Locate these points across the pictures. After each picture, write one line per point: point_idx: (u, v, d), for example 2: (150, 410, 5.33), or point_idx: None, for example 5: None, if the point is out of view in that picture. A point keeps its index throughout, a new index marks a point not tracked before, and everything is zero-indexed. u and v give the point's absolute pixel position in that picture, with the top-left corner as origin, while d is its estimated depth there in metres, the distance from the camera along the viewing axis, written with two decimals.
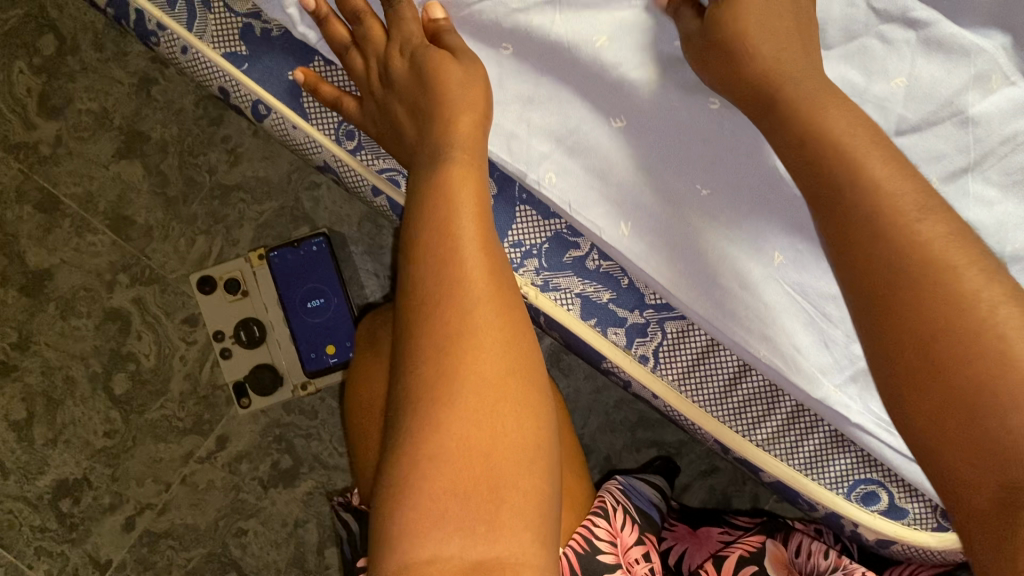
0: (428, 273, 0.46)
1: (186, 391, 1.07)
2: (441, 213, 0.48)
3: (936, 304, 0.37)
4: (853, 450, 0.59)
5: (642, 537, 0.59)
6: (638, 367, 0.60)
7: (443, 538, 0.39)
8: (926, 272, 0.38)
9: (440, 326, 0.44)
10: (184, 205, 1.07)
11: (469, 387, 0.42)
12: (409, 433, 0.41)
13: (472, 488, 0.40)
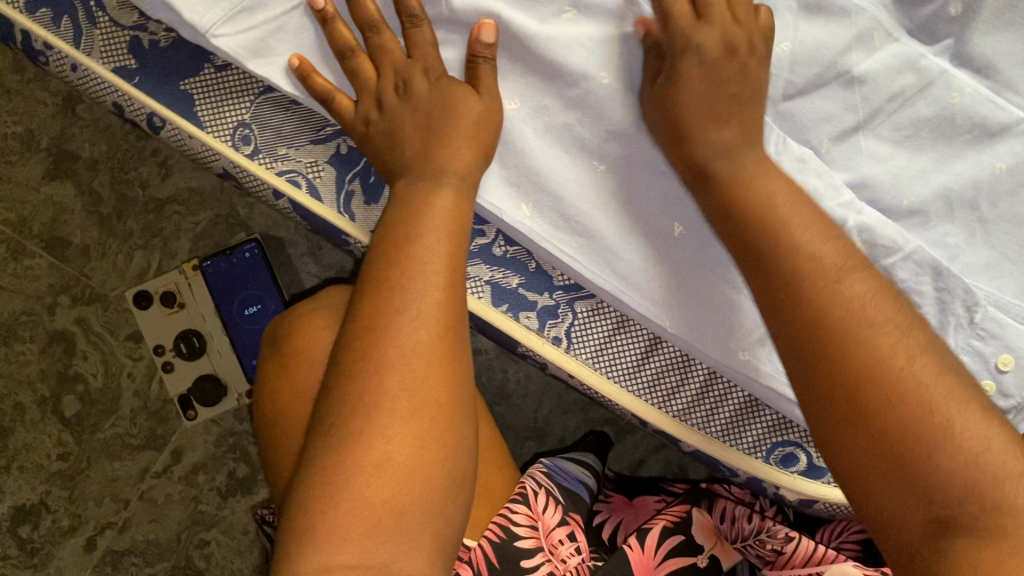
0: (377, 281, 0.48)
1: (137, 408, 1.07)
2: (411, 235, 0.50)
3: (839, 324, 0.45)
4: (769, 412, 0.60)
5: (566, 517, 0.60)
6: (551, 350, 0.60)
7: (342, 548, 0.41)
8: (824, 295, 0.46)
9: (396, 344, 0.46)
10: (120, 221, 1.06)
11: (406, 406, 0.45)
12: (341, 441, 0.44)
13: (390, 507, 0.43)
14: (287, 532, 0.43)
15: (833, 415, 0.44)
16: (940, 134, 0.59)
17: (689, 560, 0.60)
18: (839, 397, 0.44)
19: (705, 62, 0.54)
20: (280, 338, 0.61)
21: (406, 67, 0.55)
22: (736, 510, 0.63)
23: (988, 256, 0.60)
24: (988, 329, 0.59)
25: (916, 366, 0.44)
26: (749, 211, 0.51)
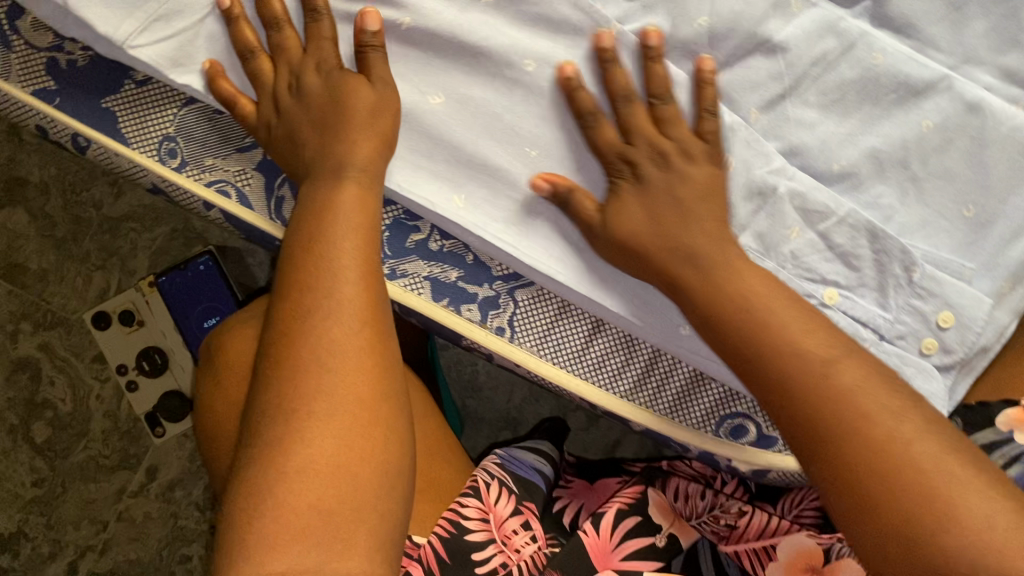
0: (302, 286, 0.49)
1: (108, 429, 1.06)
2: (321, 240, 0.51)
3: (831, 404, 0.46)
4: (715, 385, 0.60)
5: (520, 507, 0.60)
6: (495, 340, 0.60)
7: (274, 556, 0.41)
8: (811, 372, 0.47)
9: (314, 349, 0.47)
10: (76, 243, 1.06)
11: (328, 407, 0.45)
12: (268, 448, 0.44)
13: (320, 511, 0.43)
14: (222, 549, 0.43)
15: (838, 497, 0.45)
16: (866, 96, 0.60)
17: (647, 540, 0.62)
18: (843, 480, 0.45)
19: (642, 185, 0.55)
20: (224, 354, 0.61)
21: (305, 63, 0.56)
22: (688, 490, 0.68)
23: (924, 214, 0.60)
24: (928, 288, 0.59)
25: (914, 445, 0.44)
26: (726, 302, 0.51)
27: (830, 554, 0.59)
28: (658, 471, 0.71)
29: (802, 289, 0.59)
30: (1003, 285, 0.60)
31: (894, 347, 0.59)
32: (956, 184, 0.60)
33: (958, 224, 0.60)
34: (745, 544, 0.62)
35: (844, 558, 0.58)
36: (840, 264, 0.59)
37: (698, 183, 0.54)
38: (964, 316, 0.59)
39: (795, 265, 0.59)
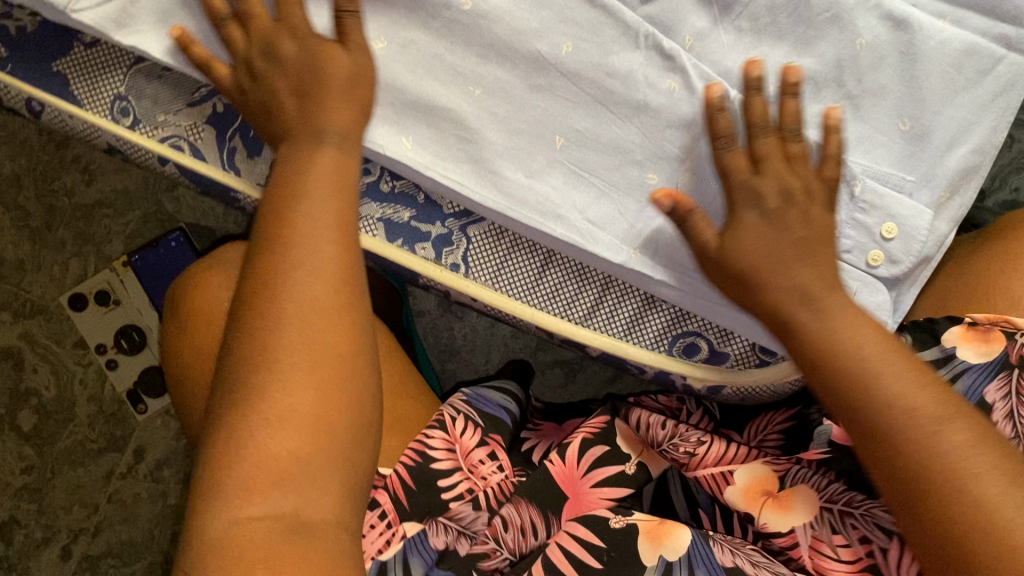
0: (273, 234, 0.49)
1: (93, 413, 1.07)
2: (296, 190, 0.50)
3: (936, 462, 0.43)
4: (665, 306, 0.62)
5: (487, 439, 0.66)
6: (450, 276, 0.61)
7: (253, 500, 0.42)
8: (917, 423, 0.44)
9: (292, 296, 0.46)
10: (50, 232, 1.07)
11: (306, 359, 0.45)
12: (242, 392, 0.45)
13: (298, 458, 0.44)
14: (198, 485, 0.43)
15: (937, 551, 0.43)
16: (798, 19, 0.60)
17: (618, 468, 0.64)
18: (943, 535, 0.42)
19: (767, 213, 0.53)
20: (199, 307, 0.64)
21: (250, 18, 0.57)
22: (651, 419, 0.66)
23: (861, 131, 0.60)
24: (869, 202, 0.59)
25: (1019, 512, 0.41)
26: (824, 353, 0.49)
27: (786, 480, 0.59)
28: (620, 404, 0.70)
29: None
30: (943, 196, 0.60)
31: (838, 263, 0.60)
32: (892, 100, 0.60)
33: (896, 138, 0.60)
34: (704, 471, 0.62)
35: (799, 482, 0.59)
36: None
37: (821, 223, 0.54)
38: (904, 226, 0.59)
39: None
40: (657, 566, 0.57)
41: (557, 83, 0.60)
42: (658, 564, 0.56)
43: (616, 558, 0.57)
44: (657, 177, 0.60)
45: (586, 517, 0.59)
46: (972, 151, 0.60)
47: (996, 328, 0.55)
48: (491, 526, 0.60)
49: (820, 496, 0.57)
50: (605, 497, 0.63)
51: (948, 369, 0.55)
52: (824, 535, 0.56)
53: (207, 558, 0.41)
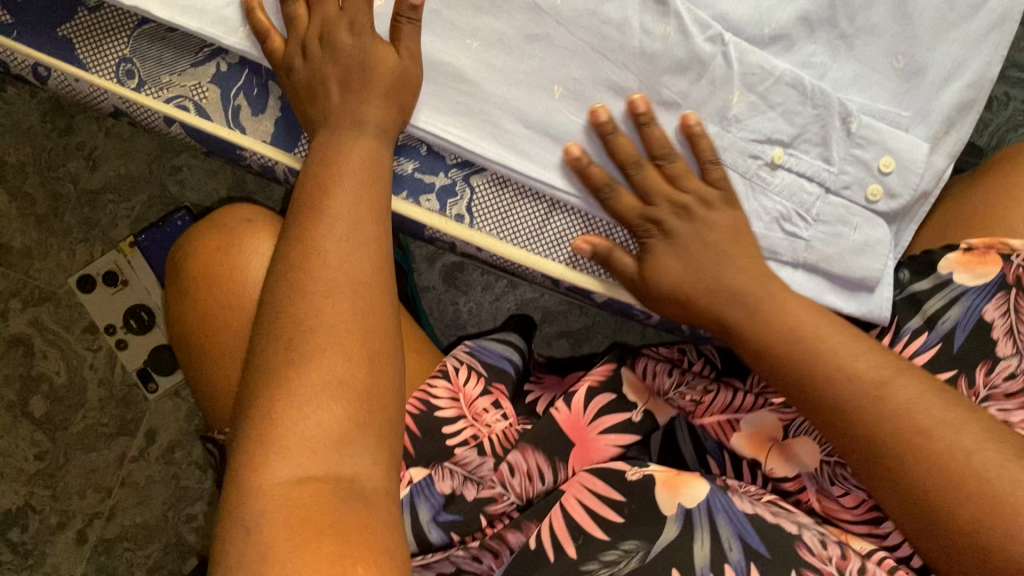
0: (303, 221, 0.51)
1: (104, 398, 1.08)
2: (327, 182, 0.53)
3: (884, 424, 0.50)
4: None
5: (490, 387, 0.67)
6: (455, 227, 0.62)
7: (307, 459, 0.43)
8: (862, 392, 0.51)
9: (329, 276, 0.49)
10: (57, 219, 1.08)
11: (344, 331, 0.47)
12: (280, 364, 0.46)
13: (348, 423, 0.45)
14: (243, 448, 0.44)
15: (910, 504, 0.49)
16: None
17: (624, 416, 0.64)
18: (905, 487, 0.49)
19: (674, 236, 0.58)
20: (197, 270, 0.64)
21: None
22: (654, 367, 0.68)
23: (856, 69, 0.61)
24: (867, 138, 0.60)
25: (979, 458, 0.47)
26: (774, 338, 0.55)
27: (788, 430, 0.62)
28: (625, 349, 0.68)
29: (749, 151, 0.60)
30: (939, 130, 0.61)
31: (840, 199, 0.61)
32: (884, 38, 0.61)
33: (891, 76, 0.61)
34: (710, 417, 0.65)
35: (801, 435, 0.62)
36: (782, 122, 0.60)
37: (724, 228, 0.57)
38: (902, 159, 0.60)
39: (740, 128, 0.61)
40: (676, 514, 0.56)
41: (554, 33, 0.61)
42: (677, 512, 0.56)
43: (637, 509, 0.57)
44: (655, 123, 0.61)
45: (600, 471, 0.60)
46: (967, 85, 0.61)
47: (993, 251, 0.57)
48: (498, 472, 0.61)
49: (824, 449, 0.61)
50: (615, 443, 0.63)
51: (935, 300, 0.58)
52: (825, 487, 0.60)
53: (264, 510, 0.41)
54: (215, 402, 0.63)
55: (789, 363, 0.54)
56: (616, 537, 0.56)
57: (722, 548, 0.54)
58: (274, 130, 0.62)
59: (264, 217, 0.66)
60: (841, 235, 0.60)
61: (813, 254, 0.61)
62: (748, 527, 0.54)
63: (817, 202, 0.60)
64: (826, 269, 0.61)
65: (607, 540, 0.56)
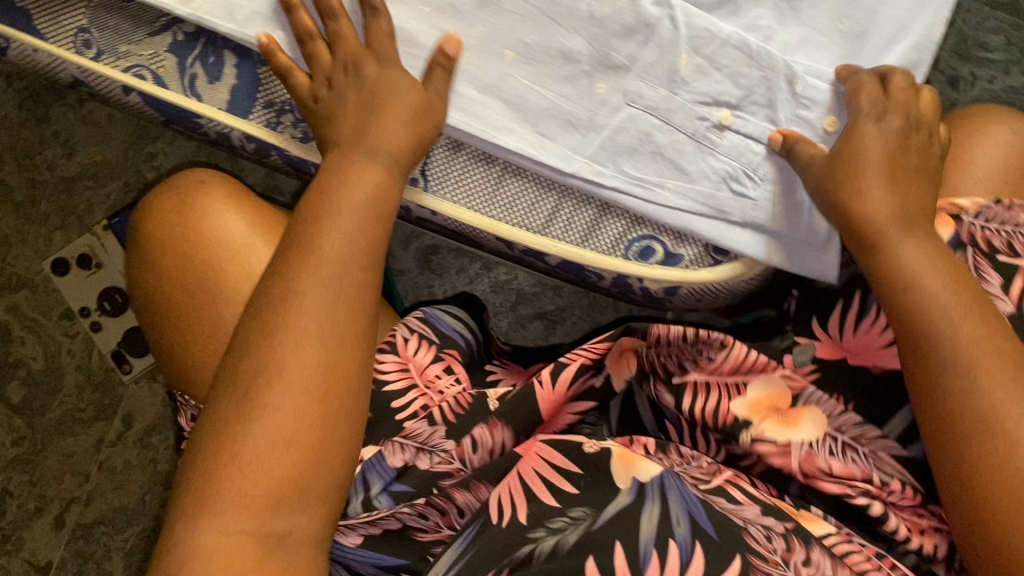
0: (290, 254, 0.51)
1: (81, 382, 1.09)
2: (320, 215, 0.52)
3: (955, 370, 0.49)
4: (619, 213, 0.63)
5: (441, 354, 0.68)
6: (408, 190, 0.63)
7: (242, 517, 0.44)
8: (948, 326, 0.50)
9: (300, 323, 0.48)
10: (34, 206, 1.08)
11: (305, 384, 0.47)
12: (229, 411, 0.46)
13: (285, 486, 0.45)
14: (184, 495, 0.45)
15: (953, 450, 0.48)
16: None
17: (588, 381, 0.65)
18: (959, 435, 0.48)
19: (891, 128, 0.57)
20: (150, 235, 0.65)
21: None
22: (671, 335, 0.64)
23: (802, 33, 0.63)
24: (812, 98, 0.61)
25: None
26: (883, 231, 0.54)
27: (799, 399, 0.61)
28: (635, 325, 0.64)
29: (695, 113, 0.62)
30: None
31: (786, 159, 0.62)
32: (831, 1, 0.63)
33: (837, 38, 0.63)
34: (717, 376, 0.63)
35: (811, 403, 0.61)
36: (728, 84, 0.62)
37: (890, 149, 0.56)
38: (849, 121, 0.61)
39: (688, 90, 0.62)
40: (630, 486, 0.57)
41: None
42: (632, 484, 0.56)
43: (591, 482, 0.58)
44: (606, 87, 0.62)
45: (561, 444, 0.60)
46: (911, 46, 0.62)
47: (942, 213, 0.60)
48: (459, 446, 0.62)
49: (831, 420, 0.60)
50: (573, 410, 0.65)
51: None
52: (820, 453, 0.59)
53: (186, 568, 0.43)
54: (171, 362, 0.64)
55: (883, 264, 0.53)
56: (567, 505, 0.56)
57: (669, 524, 0.54)
58: (230, 97, 0.62)
59: (219, 182, 0.67)
60: (787, 194, 0.61)
61: (763, 213, 0.61)
62: (697, 506, 0.55)
63: (762, 162, 0.62)
64: (774, 229, 0.62)
65: (558, 508, 0.56)
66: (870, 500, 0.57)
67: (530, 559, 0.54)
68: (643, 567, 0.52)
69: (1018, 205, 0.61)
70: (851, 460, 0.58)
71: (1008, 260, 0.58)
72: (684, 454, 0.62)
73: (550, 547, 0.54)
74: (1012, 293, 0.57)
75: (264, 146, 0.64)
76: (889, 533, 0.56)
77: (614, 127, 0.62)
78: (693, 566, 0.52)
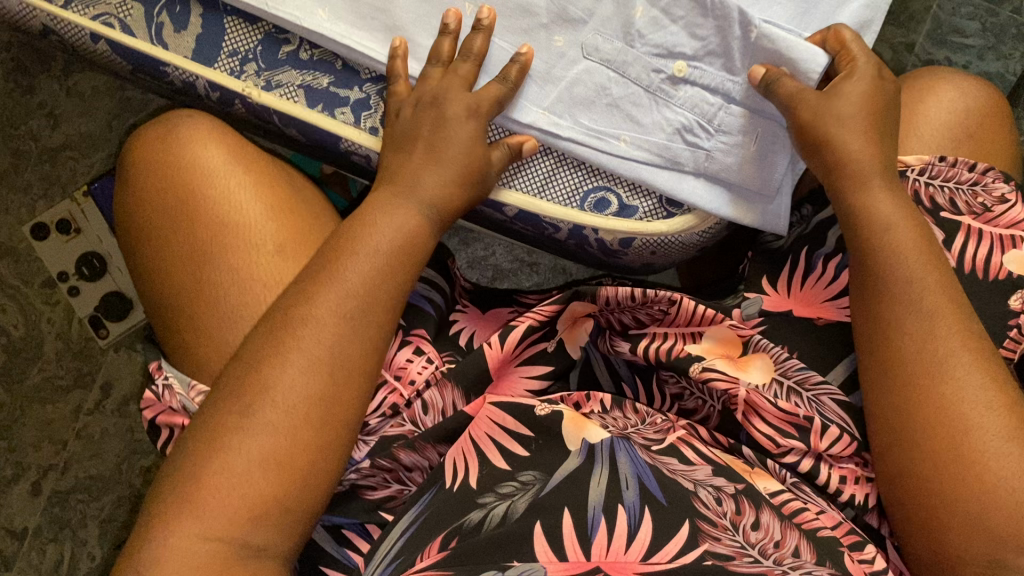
0: (307, 277, 0.54)
1: (61, 350, 1.10)
2: (348, 241, 0.55)
3: (912, 324, 0.53)
4: (579, 166, 0.64)
5: (408, 338, 0.64)
6: (369, 138, 0.64)
7: (221, 524, 0.47)
8: (910, 280, 0.54)
9: (310, 348, 0.51)
10: (18, 175, 1.09)
11: (302, 408, 0.50)
12: (221, 418, 0.49)
13: (269, 500, 0.48)
14: (169, 492, 0.48)
15: (898, 398, 0.52)
16: None
17: (538, 345, 0.65)
18: (903, 386, 0.52)
19: (868, 75, 0.59)
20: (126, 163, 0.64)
21: None
22: (620, 296, 0.63)
23: None
24: (765, 48, 0.60)
25: (965, 408, 0.50)
26: (860, 170, 0.57)
27: (748, 346, 0.62)
28: (584, 288, 0.64)
29: (650, 66, 0.63)
30: None
31: (741, 109, 0.62)
32: None
33: None
34: (675, 328, 0.64)
35: (759, 350, 0.61)
36: (684, 35, 0.62)
37: (861, 96, 0.58)
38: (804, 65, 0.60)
39: (643, 43, 0.62)
40: (580, 448, 0.56)
41: None
42: (582, 446, 0.55)
43: (542, 445, 0.57)
44: (563, 40, 0.63)
45: (509, 406, 0.59)
46: (864, 5, 0.64)
47: None
48: (410, 410, 0.61)
49: (776, 366, 0.61)
50: (527, 376, 0.64)
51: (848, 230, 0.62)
52: (765, 395, 0.59)
53: (162, 558, 0.45)
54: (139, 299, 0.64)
55: (847, 215, 0.57)
56: (516, 468, 0.56)
57: (618, 490, 0.52)
58: (195, 46, 0.64)
59: (208, 121, 0.64)
60: (742, 145, 0.62)
61: (716, 163, 0.63)
62: (647, 470, 0.54)
63: (717, 113, 0.62)
64: (728, 178, 0.63)
65: (507, 471, 0.56)
66: (800, 457, 0.58)
67: (481, 525, 0.53)
68: (591, 534, 0.50)
69: (965, 161, 0.62)
70: (795, 403, 0.59)
71: (950, 217, 0.60)
72: (639, 410, 0.62)
73: (499, 515, 0.53)
74: (953, 248, 0.59)
75: (227, 96, 0.65)
76: (821, 484, 0.58)
77: (571, 79, 0.63)
78: (642, 533, 0.50)
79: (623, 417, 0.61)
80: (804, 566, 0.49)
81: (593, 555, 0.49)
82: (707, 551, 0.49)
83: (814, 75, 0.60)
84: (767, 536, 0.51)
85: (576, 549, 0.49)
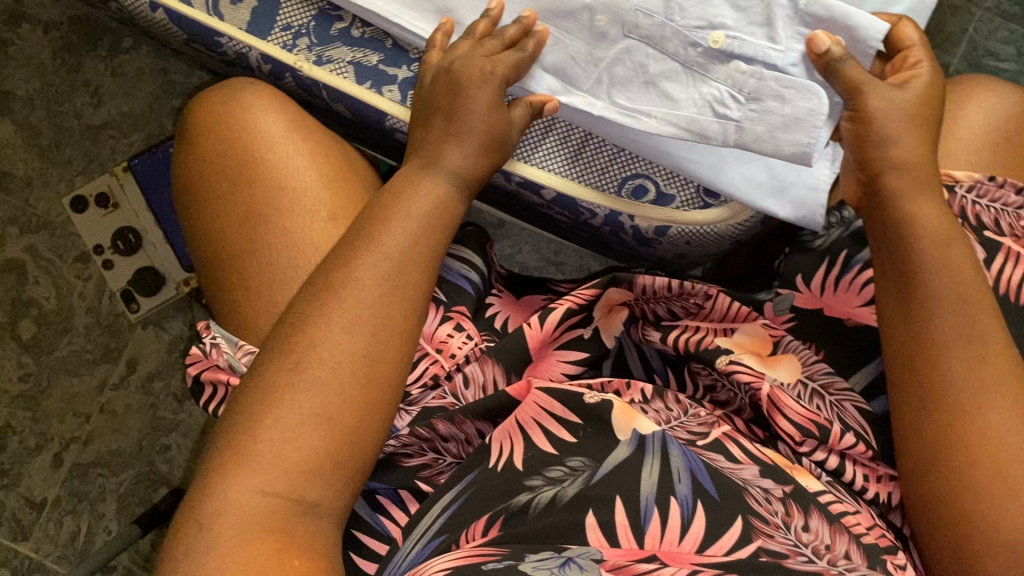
0: (347, 242, 0.54)
1: (90, 324, 1.12)
2: (389, 209, 0.56)
3: (945, 321, 0.53)
4: (623, 154, 0.68)
5: (449, 313, 0.64)
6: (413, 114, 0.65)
7: (275, 479, 0.46)
8: (947, 278, 0.53)
9: (354, 309, 0.51)
10: (59, 151, 1.12)
11: (350, 367, 0.50)
12: (269, 376, 0.50)
13: (322, 457, 0.48)
14: (220, 447, 0.48)
15: (929, 394, 0.52)
16: None
17: (575, 330, 0.64)
18: (937, 383, 0.52)
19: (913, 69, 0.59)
20: (192, 121, 0.65)
21: None
22: (656, 286, 0.64)
23: None
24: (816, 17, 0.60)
25: (992, 409, 0.50)
26: (906, 167, 0.57)
27: (778, 346, 0.62)
28: (621, 275, 0.64)
29: (689, 39, 0.63)
30: None
31: (774, 74, 0.60)
32: None
33: None
34: (707, 322, 0.64)
35: (790, 351, 0.61)
36: (725, 6, 0.62)
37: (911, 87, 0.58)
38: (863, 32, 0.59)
39: (684, 17, 0.62)
40: (630, 438, 0.53)
41: None
42: (632, 437, 0.53)
43: (592, 433, 0.55)
44: (605, 19, 0.64)
45: (558, 392, 0.56)
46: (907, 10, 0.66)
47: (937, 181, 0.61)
48: (452, 383, 0.61)
49: (804, 367, 0.61)
50: (564, 360, 0.63)
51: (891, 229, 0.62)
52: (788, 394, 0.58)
53: (218, 513, 0.45)
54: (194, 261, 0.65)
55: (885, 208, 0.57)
56: (564, 453, 0.54)
57: (670, 480, 0.51)
58: (250, 18, 0.66)
59: (267, 88, 0.65)
60: (770, 111, 0.60)
61: (745, 133, 0.61)
62: (700, 464, 0.52)
63: (749, 81, 0.61)
64: (757, 146, 0.61)
65: (555, 456, 0.54)
66: (827, 454, 0.57)
67: (528, 507, 0.51)
68: (645, 524, 0.49)
69: (1012, 183, 0.62)
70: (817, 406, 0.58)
71: (992, 236, 0.60)
72: (680, 401, 0.59)
73: (548, 497, 0.51)
74: (991, 269, 0.59)
75: (279, 69, 0.67)
76: (848, 482, 0.57)
77: (611, 59, 0.65)
78: (694, 526, 0.49)
79: (664, 408, 0.58)
80: (858, 569, 0.47)
81: (646, 544, 0.48)
82: (761, 548, 0.48)
83: (874, 42, 0.59)
84: (817, 538, 0.50)
85: (629, 537, 0.48)
